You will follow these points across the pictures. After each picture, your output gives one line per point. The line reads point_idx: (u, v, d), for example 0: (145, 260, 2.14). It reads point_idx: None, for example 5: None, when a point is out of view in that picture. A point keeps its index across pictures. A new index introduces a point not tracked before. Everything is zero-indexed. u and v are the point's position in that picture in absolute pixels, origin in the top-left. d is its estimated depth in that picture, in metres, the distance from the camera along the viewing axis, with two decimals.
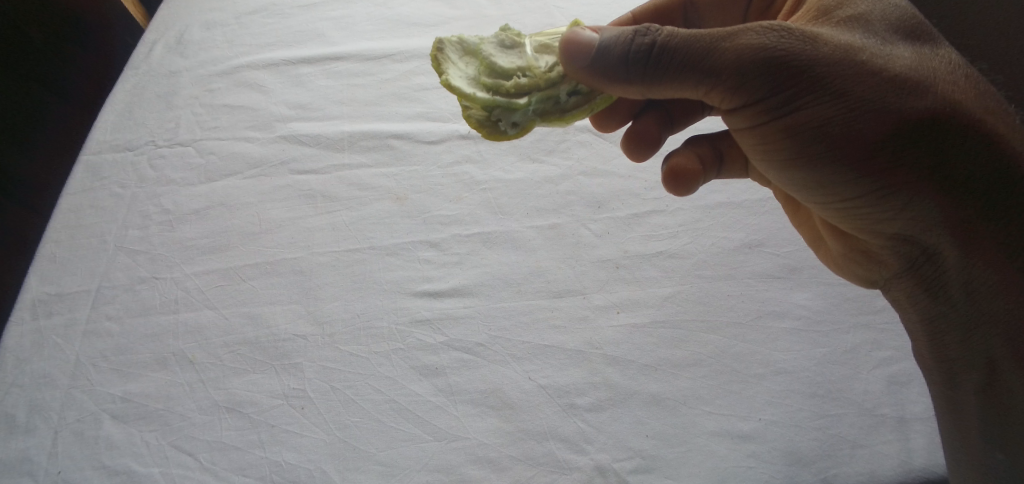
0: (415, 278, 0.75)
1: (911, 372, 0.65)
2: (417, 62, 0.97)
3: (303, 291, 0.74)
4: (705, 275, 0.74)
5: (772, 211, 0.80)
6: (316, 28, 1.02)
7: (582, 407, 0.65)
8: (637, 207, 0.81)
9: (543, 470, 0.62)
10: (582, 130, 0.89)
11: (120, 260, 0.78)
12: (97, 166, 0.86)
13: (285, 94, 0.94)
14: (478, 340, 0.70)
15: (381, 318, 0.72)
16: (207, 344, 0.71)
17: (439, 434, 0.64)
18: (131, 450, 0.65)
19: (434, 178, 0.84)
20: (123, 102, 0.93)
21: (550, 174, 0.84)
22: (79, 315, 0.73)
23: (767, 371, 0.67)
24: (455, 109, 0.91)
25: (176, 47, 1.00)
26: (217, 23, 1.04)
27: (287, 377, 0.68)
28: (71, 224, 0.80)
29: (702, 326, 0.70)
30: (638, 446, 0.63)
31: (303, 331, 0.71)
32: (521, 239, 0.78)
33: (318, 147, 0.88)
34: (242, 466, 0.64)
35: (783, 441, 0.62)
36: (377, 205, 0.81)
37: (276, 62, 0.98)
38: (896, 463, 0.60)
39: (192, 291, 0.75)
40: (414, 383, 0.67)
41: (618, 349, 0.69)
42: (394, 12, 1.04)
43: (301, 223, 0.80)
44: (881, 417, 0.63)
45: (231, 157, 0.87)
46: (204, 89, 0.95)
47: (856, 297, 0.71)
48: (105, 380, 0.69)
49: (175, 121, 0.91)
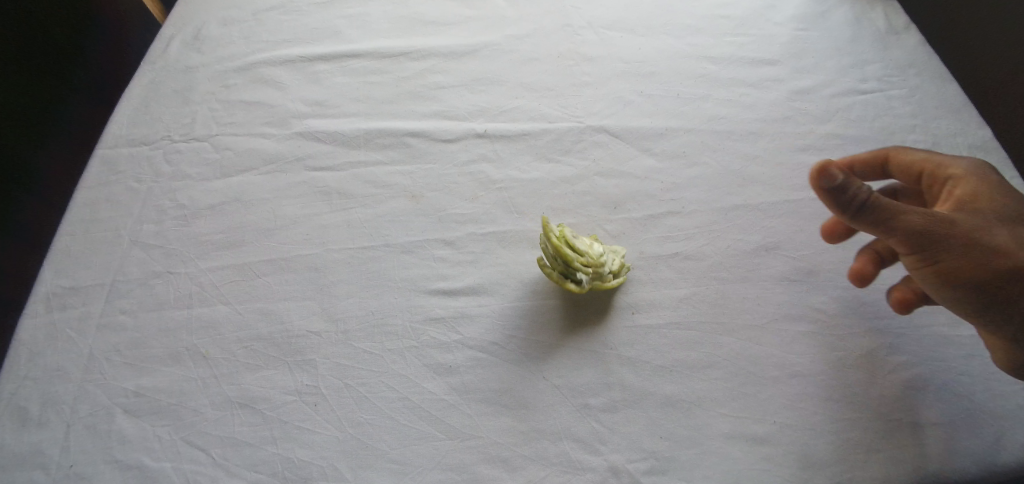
0: (431, 276, 0.75)
1: (925, 377, 0.66)
2: (433, 61, 0.98)
3: (317, 287, 0.74)
4: (721, 277, 0.74)
5: (788, 214, 0.80)
6: (333, 26, 1.03)
7: (595, 407, 0.65)
8: (653, 209, 0.81)
9: (556, 471, 0.62)
10: (598, 129, 0.89)
11: (134, 255, 0.78)
12: (111, 161, 0.86)
13: (302, 91, 0.94)
14: (492, 339, 0.70)
15: (395, 316, 0.72)
16: (221, 339, 0.71)
17: (452, 432, 0.64)
18: (144, 445, 0.65)
19: (449, 177, 0.84)
20: (140, 97, 0.93)
21: (566, 173, 0.84)
22: (93, 309, 0.73)
23: (782, 374, 0.67)
24: (470, 108, 0.91)
25: (193, 43, 1.01)
26: (234, 19, 1.04)
27: (301, 374, 0.68)
28: (86, 218, 0.80)
29: (716, 328, 0.70)
30: (651, 448, 0.63)
31: (317, 327, 0.71)
32: (537, 239, 0.78)
33: (334, 144, 0.88)
34: (255, 462, 0.64)
35: (796, 445, 0.62)
36: (392, 203, 0.81)
37: (293, 59, 0.98)
38: (909, 469, 0.61)
39: (206, 286, 0.75)
40: (427, 381, 0.67)
41: (632, 351, 0.69)
42: (411, 10, 1.05)
43: (316, 220, 0.80)
44: (896, 422, 0.64)
45: (247, 153, 0.87)
46: (221, 85, 0.95)
47: (872, 302, 0.72)
48: (119, 375, 0.69)
49: (191, 116, 0.91)
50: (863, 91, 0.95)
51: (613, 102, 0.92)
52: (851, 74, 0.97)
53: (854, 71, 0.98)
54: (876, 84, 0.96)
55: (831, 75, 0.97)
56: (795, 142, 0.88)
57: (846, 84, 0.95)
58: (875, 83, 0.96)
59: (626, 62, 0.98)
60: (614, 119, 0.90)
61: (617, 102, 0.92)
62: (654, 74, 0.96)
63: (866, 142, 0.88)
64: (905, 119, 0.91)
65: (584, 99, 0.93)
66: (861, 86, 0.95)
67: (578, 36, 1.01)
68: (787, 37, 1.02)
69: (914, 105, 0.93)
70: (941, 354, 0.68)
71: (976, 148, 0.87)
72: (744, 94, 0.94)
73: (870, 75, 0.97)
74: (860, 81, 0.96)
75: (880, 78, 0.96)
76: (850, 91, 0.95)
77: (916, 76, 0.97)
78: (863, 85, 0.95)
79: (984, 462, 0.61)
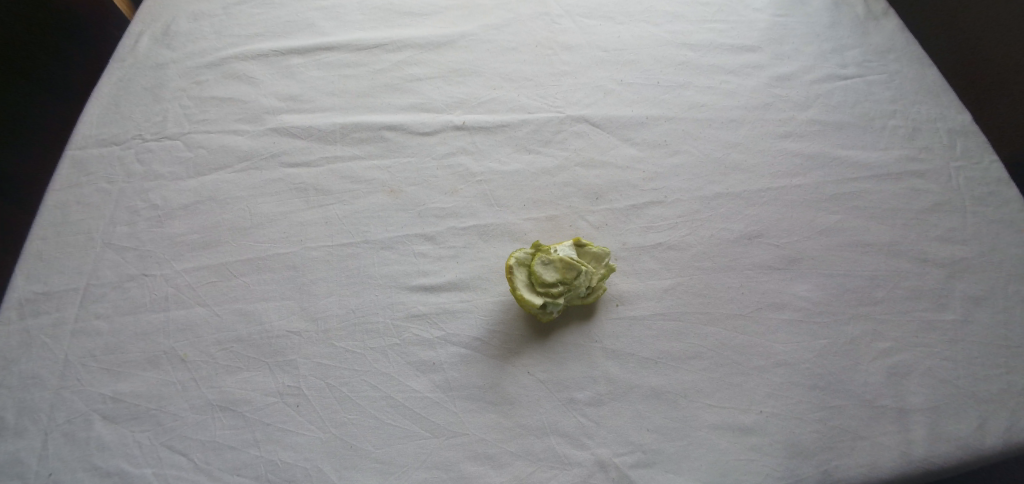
0: (411, 272, 0.73)
1: (909, 363, 0.67)
2: (410, 52, 0.96)
3: (296, 287, 0.73)
4: (704, 266, 0.73)
5: (771, 202, 0.79)
6: (307, 19, 1.01)
7: (581, 401, 0.65)
8: (635, 199, 0.80)
9: (543, 466, 0.61)
10: (578, 119, 0.88)
11: (108, 257, 0.76)
12: (82, 162, 0.83)
13: (276, 85, 0.92)
14: (475, 335, 0.69)
15: (376, 313, 0.70)
16: (199, 342, 0.70)
17: (437, 430, 0.63)
18: (123, 451, 0.63)
19: (429, 171, 0.82)
20: (109, 95, 0.90)
21: (547, 165, 0.83)
22: (67, 314, 0.71)
23: (767, 363, 0.66)
24: (448, 100, 0.90)
25: (163, 38, 0.98)
26: (205, 14, 1.02)
27: (282, 375, 0.67)
28: (57, 220, 0.78)
29: (700, 318, 0.69)
30: (638, 441, 0.62)
31: (297, 327, 0.70)
32: (519, 233, 0.77)
33: (310, 140, 0.86)
34: (237, 466, 0.62)
35: (784, 434, 0.62)
36: (371, 199, 0.80)
37: (266, 53, 0.96)
38: (896, 455, 0.61)
39: (183, 288, 0.73)
40: (410, 379, 0.66)
41: (617, 343, 0.68)
42: (385, 1, 1.03)
43: (293, 218, 0.79)
44: (882, 408, 0.64)
45: (222, 151, 0.85)
46: (192, 82, 0.93)
47: (855, 289, 0.72)
48: (95, 381, 0.67)
49: (163, 114, 0.89)
50: (843, 77, 0.94)
51: (593, 92, 0.91)
52: (831, 59, 0.96)
53: (834, 56, 0.97)
54: (856, 69, 0.95)
55: (811, 60, 0.96)
56: (777, 128, 0.87)
57: (826, 70, 0.95)
58: (854, 68, 0.95)
59: (605, 50, 0.96)
60: (594, 109, 0.89)
61: (597, 92, 0.91)
62: (634, 62, 0.95)
63: (847, 127, 0.88)
64: (886, 103, 0.91)
65: (563, 89, 0.91)
66: (841, 71, 0.95)
67: (557, 24, 1.00)
68: (766, 23, 1.01)
69: (894, 90, 0.92)
70: (925, 339, 0.68)
71: (956, 132, 0.87)
72: (724, 81, 0.93)
73: (850, 60, 0.96)
74: (840, 67, 0.95)
75: (860, 63, 0.96)
76: (830, 76, 0.94)
77: (895, 60, 0.96)
78: (842, 70, 0.95)
79: (969, 446, 0.62)
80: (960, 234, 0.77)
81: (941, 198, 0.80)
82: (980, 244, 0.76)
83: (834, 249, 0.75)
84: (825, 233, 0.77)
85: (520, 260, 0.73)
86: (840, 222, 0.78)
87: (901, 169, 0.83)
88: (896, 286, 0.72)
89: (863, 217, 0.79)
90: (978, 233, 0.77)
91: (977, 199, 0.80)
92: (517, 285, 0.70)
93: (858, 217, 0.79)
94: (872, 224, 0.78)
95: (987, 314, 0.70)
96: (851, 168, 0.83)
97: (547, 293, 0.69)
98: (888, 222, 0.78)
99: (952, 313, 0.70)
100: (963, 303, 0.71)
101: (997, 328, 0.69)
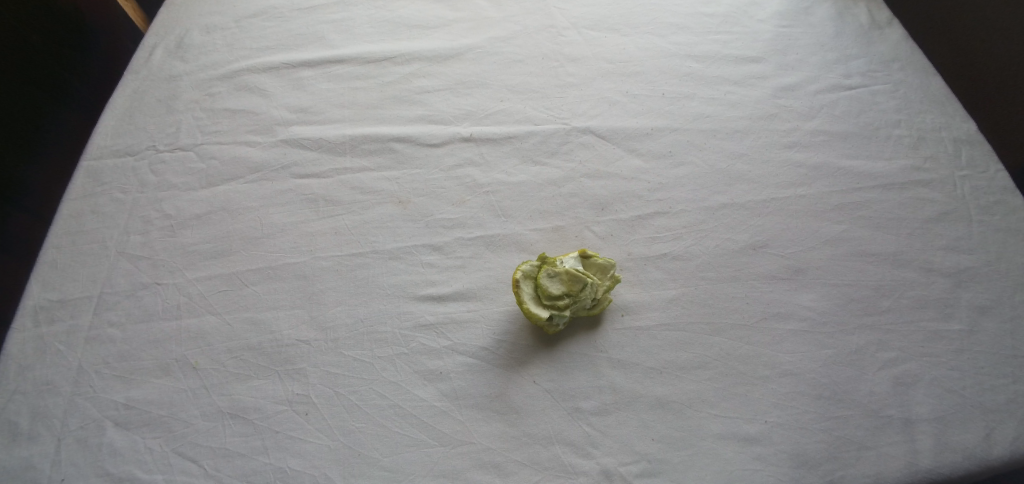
0: (419, 282, 0.74)
1: (915, 373, 0.67)
2: (417, 65, 0.97)
3: (305, 296, 0.74)
4: (709, 277, 0.74)
5: (774, 211, 0.80)
6: (317, 31, 1.03)
7: (587, 411, 0.65)
8: (640, 209, 0.80)
9: (550, 474, 0.62)
10: (584, 131, 0.89)
11: (121, 266, 0.77)
12: (96, 172, 0.85)
13: (286, 97, 0.94)
14: (482, 344, 0.70)
15: (384, 323, 0.71)
16: (210, 350, 0.71)
17: (443, 439, 0.64)
18: (135, 457, 0.64)
19: (436, 182, 0.84)
20: (124, 107, 0.92)
21: (553, 175, 0.84)
22: (80, 322, 0.72)
23: (772, 373, 0.67)
24: (456, 111, 0.91)
25: (177, 50, 1.00)
26: (217, 26, 1.04)
27: (292, 383, 0.68)
28: (71, 229, 0.79)
29: (705, 328, 0.70)
30: (643, 451, 0.63)
31: (306, 336, 0.71)
32: (525, 242, 0.78)
33: (319, 151, 0.87)
34: (247, 473, 0.63)
35: (789, 444, 0.63)
36: (379, 209, 0.81)
37: (277, 65, 0.98)
38: (903, 465, 0.61)
39: (194, 297, 0.75)
40: (418, 388, 0.67)
41: (623, 353, 0.69)
42: (394, 14, 1.05)
43: (303, 228, 0.80)
44: (887, 418, 0.64)
45: (233, 162, 0.87)
46: (204, 94, 0.95)
47: (860, 298, 0.72)
48: (108, 388, 0.68)
49: (175, 126, 0.91)
50: (848, 87, 0.95)
51: (597, 103, 0.92)
52: (835, 70, 0.97)
53: (838, 66, 0.98)
54: (860, 79, 0.96)
55: (815, 71, 0.97)
56: (782, 139, 0.88)
57: (830, 80, 0.95)
58: (859, 78, 0.96)
59: (611, 62, 0.98)
60: (599, 120, 0.90)
61: (602, 103, 0.92)
62: (638, 73, 0.96)
63: (852, 137, 0.88)
64: (890, 114, 0.91)
65: (568, 100, 0.92)
66: (845, 82, 0.95)
67: (562, 37, 1.01)
68: (770, 34, 1.02)
69: (899, 100, 0.93)
70: (931, 350, 0.68)
71: (961, 141, 0.87)
72: (729, 92, 0.94)
73: (854, 70, 0.97)
74: (844, 77, 0.96)
75: (864, 74, 0.96)
76: (834, 86, 0.95)
77: (899, 70, 0.97)
78: (847, 81, 0.95)
79: (974, 456, 0.62)
80: (966, 244, 0.77)
81: (947, 208, 0.80)
82: (985, 254, 0.76)
83: (839, 260, 0.76)
84: (829, 243, 0.77)
85: (527, 273, 0.73)
86: (845, 232, 0.78)
87: (906, 179, 0.84)
88: (902, 296, 0.72)
89: (868, 227, 0.79)
90: (984, 243, 0.77)
91: (982, 208, 0.80)
92: (522, 298, 0.71)
93: (863, 227, 0.79)
94: (877, 235, 0.78)
95: (993, 323, 0.70)
96: (856, 179, 0.84)
97: (553, 305, 0.70)
98: (893, 232, 0.78)
99: (958, 323, 0.70)
100: (969, 312, 0.71)
101: (1004, 338, 0.69)
